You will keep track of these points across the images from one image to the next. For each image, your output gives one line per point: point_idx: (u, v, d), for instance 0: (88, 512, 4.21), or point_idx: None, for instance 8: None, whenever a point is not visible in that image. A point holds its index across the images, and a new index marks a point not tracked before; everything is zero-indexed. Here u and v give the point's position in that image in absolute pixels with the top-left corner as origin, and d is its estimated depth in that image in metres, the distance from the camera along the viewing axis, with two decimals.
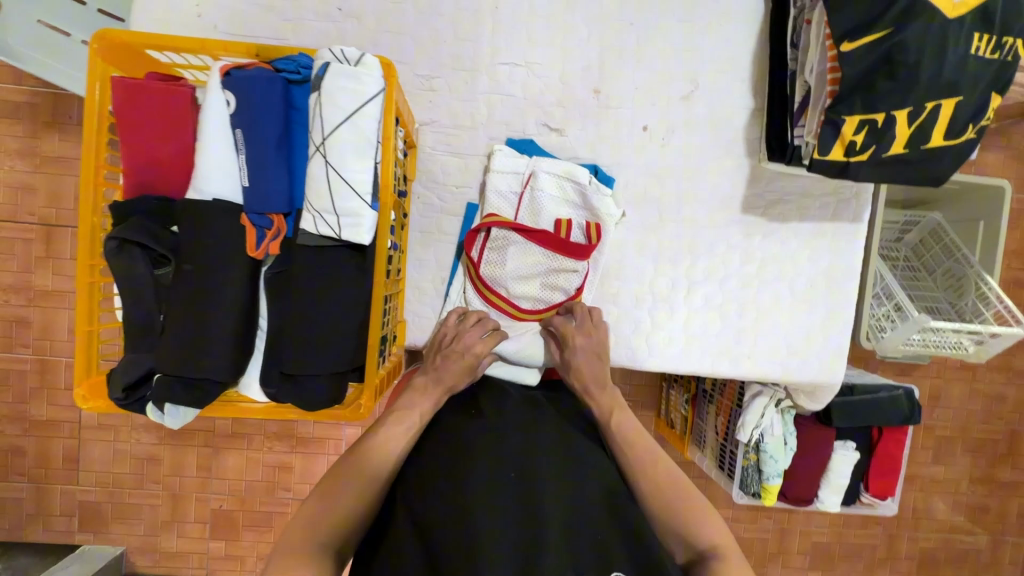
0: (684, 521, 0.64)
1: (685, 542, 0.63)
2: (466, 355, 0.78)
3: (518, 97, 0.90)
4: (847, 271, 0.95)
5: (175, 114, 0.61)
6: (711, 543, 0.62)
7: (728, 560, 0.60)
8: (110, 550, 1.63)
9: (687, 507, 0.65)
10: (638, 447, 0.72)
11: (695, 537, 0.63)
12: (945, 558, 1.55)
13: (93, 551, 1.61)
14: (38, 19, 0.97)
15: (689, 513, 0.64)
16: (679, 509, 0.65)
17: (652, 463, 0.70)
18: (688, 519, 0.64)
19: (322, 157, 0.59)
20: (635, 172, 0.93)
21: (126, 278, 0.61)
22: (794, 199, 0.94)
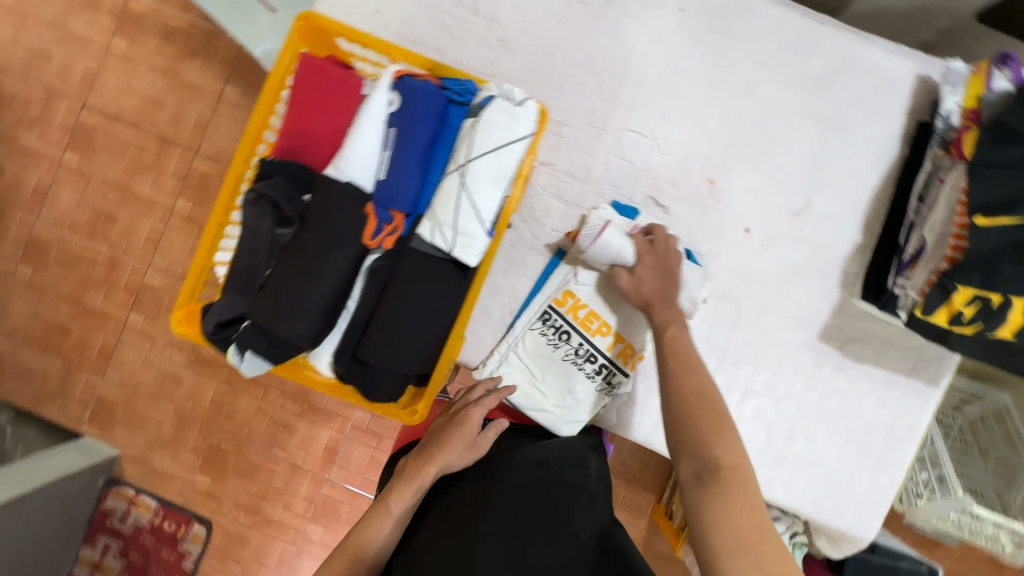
0: (700, 433, 0.67)
1: (697, 457, 0.66)
2: (467, 431, 0.78)
3: (635, 165, 0.93)
4: (908, 431, 0.92)
5: (345, 99, 0.67)
6: (721, 458, 0.65)
7: (731, 484, 0.63)
8: (105, 450, 1.69)
9: (707, 424, 0.68)
10: (680, 363, 0.74)
11: (708, 452, 0.66)
12: None
13: (92, 446, 1.68)
14: None
15: (711, 426, 0.68)
16: (700, 425, 0.68)
17: (681, 374, 0.73)
18: (700, 429, 0.68)
19: (460, 176, 0.62)
20: (725, 267, 0.93)
21: (250, 228, 0.66)
22: (875, 342, 0.92)
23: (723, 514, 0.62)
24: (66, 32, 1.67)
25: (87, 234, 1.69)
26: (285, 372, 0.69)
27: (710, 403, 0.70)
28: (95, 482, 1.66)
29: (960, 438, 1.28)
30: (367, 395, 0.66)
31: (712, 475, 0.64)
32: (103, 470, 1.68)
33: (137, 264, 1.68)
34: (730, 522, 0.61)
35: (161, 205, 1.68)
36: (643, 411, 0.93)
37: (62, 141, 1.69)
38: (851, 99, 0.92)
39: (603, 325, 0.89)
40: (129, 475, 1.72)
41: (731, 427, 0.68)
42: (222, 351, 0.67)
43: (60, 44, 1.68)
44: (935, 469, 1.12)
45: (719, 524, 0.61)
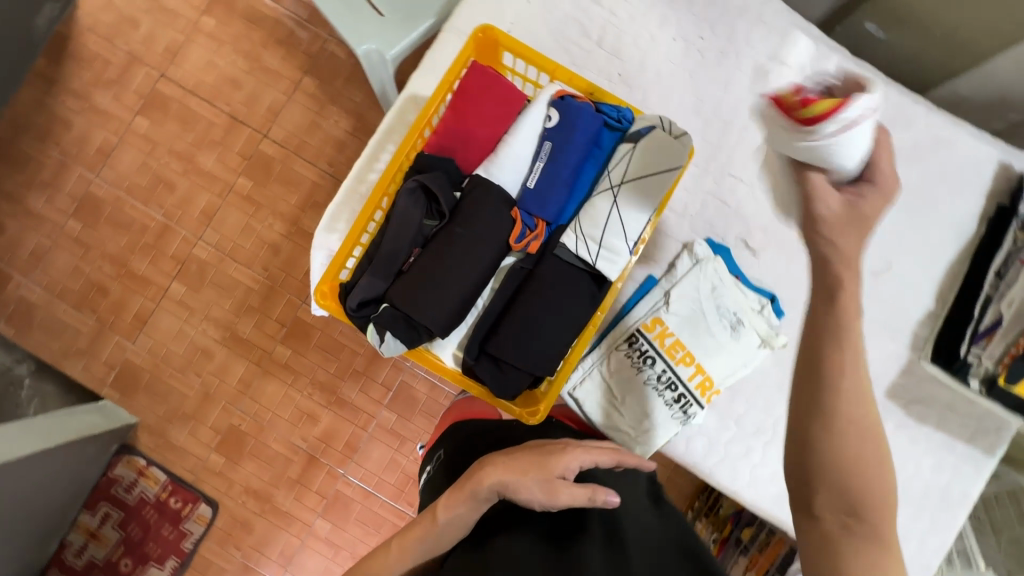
0: (857, 463, 0.62)
1: (842, 486, 0.63)
2: (548, 470, 0.70)
3: (731, 208, 0.98)
4: (962, 497, 0.95)
5: (507, 109, 0.72)
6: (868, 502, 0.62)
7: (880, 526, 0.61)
8: (126, 416, 1.62)
9: (868, 453, 0.63)
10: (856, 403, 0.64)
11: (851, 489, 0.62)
12: None
13: (113, 410, 1.61)
14: None
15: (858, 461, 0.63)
16: (848, 463, 0.63)
17: (829, 408, 0.64)
18: (859, 455, 0.63)
19: (613, 195, 0.68)
20: (805, 315, 0.98)
21: (402, 214, 0.69)
22: (938, 407, 0.97)
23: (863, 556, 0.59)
24: (156, 2, 1.70)
25: (143, 198, 1.68)
26: (412, 357, 0.73)
27: (868, 423, 0.63)
28: (109, 448, 1.59)
29: None
30: (492, 389, 0.69)
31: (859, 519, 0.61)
32: (120, 436, 1.61)
33: (190, 234, 1.67)
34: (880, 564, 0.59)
35: (222, 179, 1.68)
36: (711, 444, 0.96)
37: (134, 105, 1.69)
38: (936, 176, 0.98)
39: (687, 355, 0.93)
40: (144, 446, 1.65)
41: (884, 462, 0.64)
42: (359, 328, 0.70)
43: (149, 13, 1.70)
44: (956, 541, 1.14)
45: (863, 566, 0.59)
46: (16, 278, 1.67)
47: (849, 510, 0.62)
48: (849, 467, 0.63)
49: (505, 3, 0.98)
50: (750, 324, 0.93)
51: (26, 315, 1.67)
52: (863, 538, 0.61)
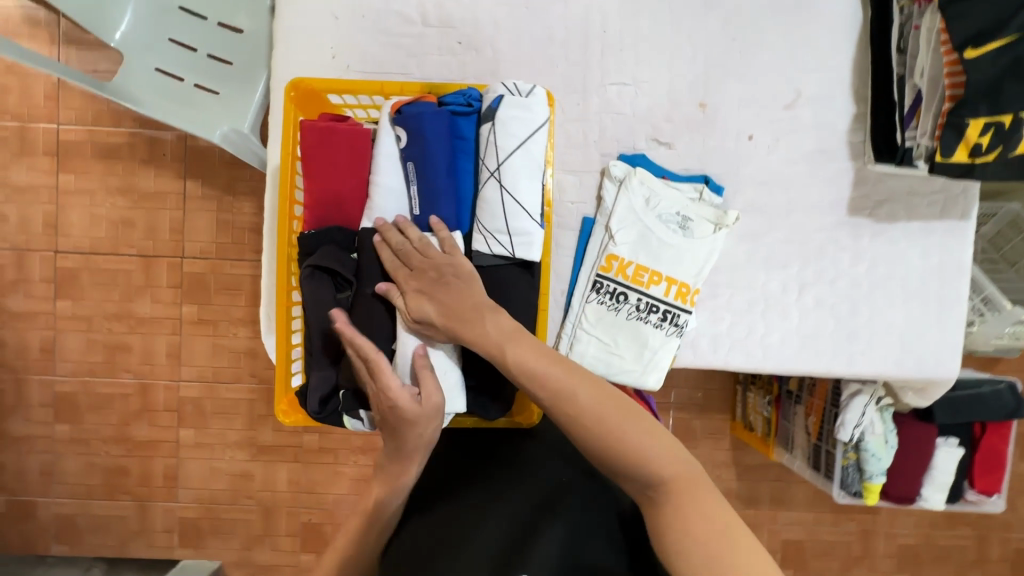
0: (631, 453, 0.57)
1: (637, 476, 0.58)
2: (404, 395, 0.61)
3: (628, 114, 0.95)
4: (957, 268, 0.96)
5: (359, 150, 0.68)
6: (663, 477, 0.57)
7: (681, 501, 0.56)
8: (205, 564, 1.67)
9: (654, 456, 0.57)
10: (553, 396, 0.59)
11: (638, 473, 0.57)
12: (946, 546, 1.78)
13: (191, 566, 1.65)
14: None
15: (646, 447, 0.58)
16: (643, 458, 0.57)
17: (591, 427, 0.58)
18: (642, 449, 0.57)
19: (498, 181, 0.64)
20: (742, 179, 0.96)
21: (313, 301, 0.67)
22: (901, 198, 0.96)
23: (683, 525, 0.55)
24: (9, 187, 1.58)
25: (108, 372, 1.64)
26: None
27: (646, 428, 0.58)
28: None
29: (987, 260, 1.26)
30: (484, 416, 0.69)
31: (660, 493, 0.58)
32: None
33: (168, 382, 1.64)
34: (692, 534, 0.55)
35: (168, 318, 1.63)
36: (717, 339, 0.97)
37: (49, 293, 1.62)
38: None
39: (654, 274, 0.92)
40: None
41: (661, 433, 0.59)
42: (335, 425, 0.67)
43: (10, 200, 1.60)
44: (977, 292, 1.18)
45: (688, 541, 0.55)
46: (40, 500, 1.67)
47: (652, 486, 0.58)
48: (632, 461, 0.57)
49: (317, 32, 0.92)
50: (697, 215, 0.92)
51: (73, 525, 1.69)
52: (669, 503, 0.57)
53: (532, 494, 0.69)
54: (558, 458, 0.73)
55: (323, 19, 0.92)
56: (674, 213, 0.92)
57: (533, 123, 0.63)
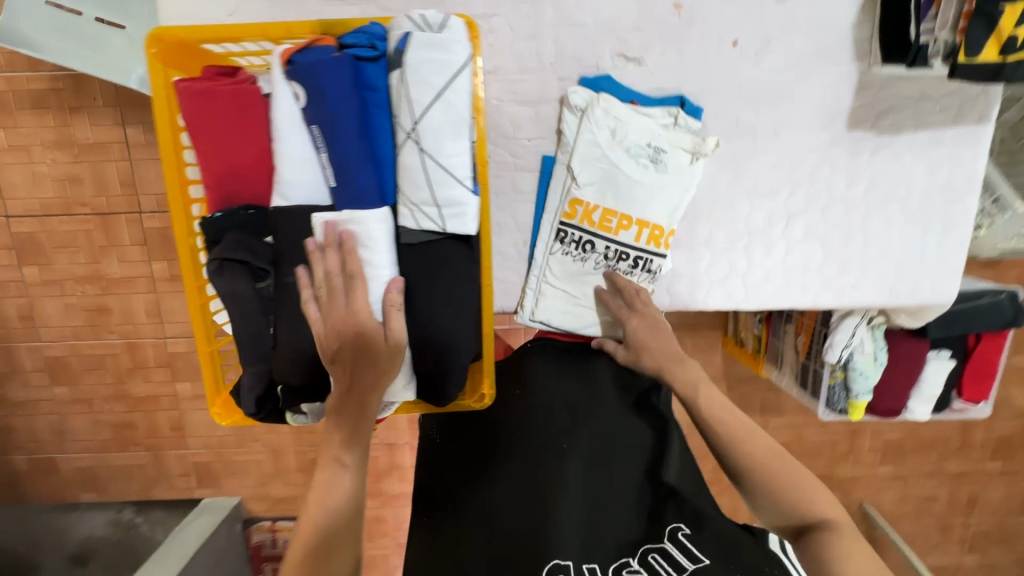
0: (785, 488, 0.68)
1: (791, 511, 0.67)
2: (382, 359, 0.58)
3: (589, 26, 0.79)
4: (966, 182, 0.86)
5: (250, 114, 0.57)
6: (819, 514, 0.66)
7: (832, 538, 0.64)
8: (228, 501, 1.55)
9: (807, 495, 0.67)
10: (727, 431, 0.72)
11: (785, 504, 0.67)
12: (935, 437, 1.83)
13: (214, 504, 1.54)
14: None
15: (793, 480, 0.68)
16: (781, 478, 0.68)
17: (746, 442, 0.71)
18: (800, 495, 0.67)
19: (416, 144, 0.53)
20: (724, 96, 0.82)
21: (230, 295, 0.59)
22: (910, 104, 0.83)
23: (835, 559, 0.62)
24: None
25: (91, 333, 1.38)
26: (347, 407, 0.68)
27: (781, 458, 0.70)
28: (233, 529, 1.53)
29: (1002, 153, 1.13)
30: (434, 401, 0.64)
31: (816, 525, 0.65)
32: (237, 516, 1.55)
33: (166, 337, 1.40)
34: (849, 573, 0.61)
35: (141, 275, 1.34)
36: (695, 281, 0.90)
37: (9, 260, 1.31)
38: None
39: (624, 218, 0.83)
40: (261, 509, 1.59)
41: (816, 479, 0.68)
42: (279, 422, 0.65)
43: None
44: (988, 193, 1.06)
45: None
46: (59, 458, 1.48)
47: (805, 519, 0.66)
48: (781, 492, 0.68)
49: None
50: (671, 144, 0.81)
51: (92, 475, 1.54)
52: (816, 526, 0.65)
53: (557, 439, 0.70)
54: (574, 398, 0.76)
55: None
56: (646, 145, 0.80)
57: (453, 65, 0.51)
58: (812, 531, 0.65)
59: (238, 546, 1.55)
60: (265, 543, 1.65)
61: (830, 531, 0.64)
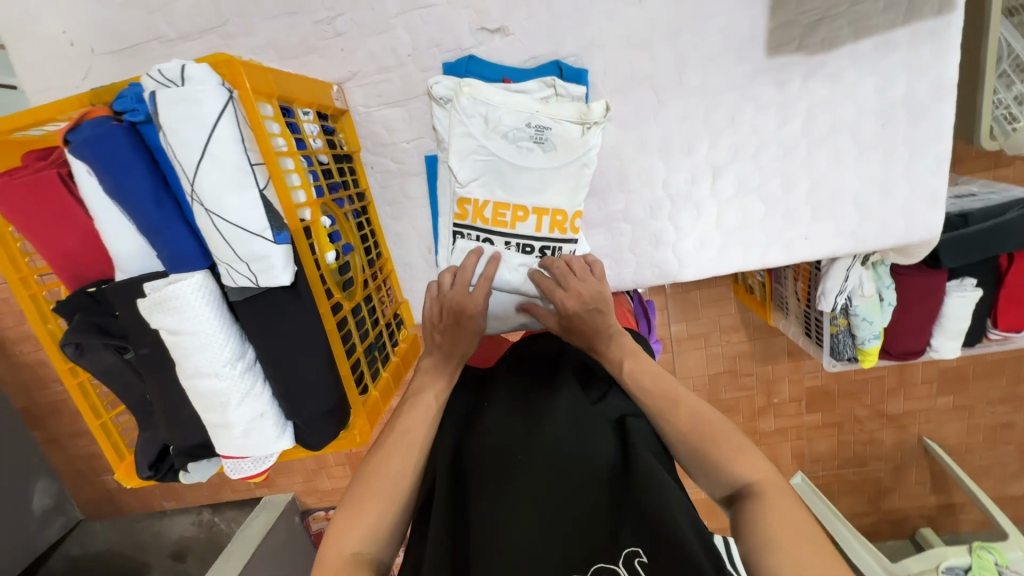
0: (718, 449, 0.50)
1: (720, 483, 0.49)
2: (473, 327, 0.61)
3: (440, 3, 0.71)
4: (935, 89, 0.69)
5: (60, 200, 0.56)
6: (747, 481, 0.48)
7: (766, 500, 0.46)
8: (282, 497, 1.64)
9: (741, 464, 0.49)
10: (658, 400, 0.55)
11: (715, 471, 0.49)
12: None
13: (273, 500, 1.63)
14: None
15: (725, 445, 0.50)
16: (697, 439, 0.51)
17: (670, 410, 0.54)
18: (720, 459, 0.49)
19: (201, 205, 0.50)
20: (611, 49, 0.71)
21: (102, 372, 0.61)
22: (843, 10, 0.67)
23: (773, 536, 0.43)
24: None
25: None
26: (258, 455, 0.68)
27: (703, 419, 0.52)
28: (294, 522, 1.64)
29: None
30: (313, 447, 0.63)
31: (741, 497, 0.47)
32: (294, 509, 1.65)
33: None
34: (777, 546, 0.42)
35: None
36: (619, 259, 0.81)
37: None
38: None
39: (519, 210, 0.74)
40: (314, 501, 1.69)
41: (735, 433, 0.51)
42: (177, 479, 0.67)
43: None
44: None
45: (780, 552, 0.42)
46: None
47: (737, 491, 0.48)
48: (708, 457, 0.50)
49: (37, 16, 0.74)
50: (554, 119, 0.72)
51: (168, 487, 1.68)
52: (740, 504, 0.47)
53: (478, 464, 0.50)
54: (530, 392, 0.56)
55: None
56: (524, 125, 0.72)
57: (212, 116, 0.48)
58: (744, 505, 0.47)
59: (302, 535, 1.66)
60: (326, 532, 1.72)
61: (765, 504, 0.45)
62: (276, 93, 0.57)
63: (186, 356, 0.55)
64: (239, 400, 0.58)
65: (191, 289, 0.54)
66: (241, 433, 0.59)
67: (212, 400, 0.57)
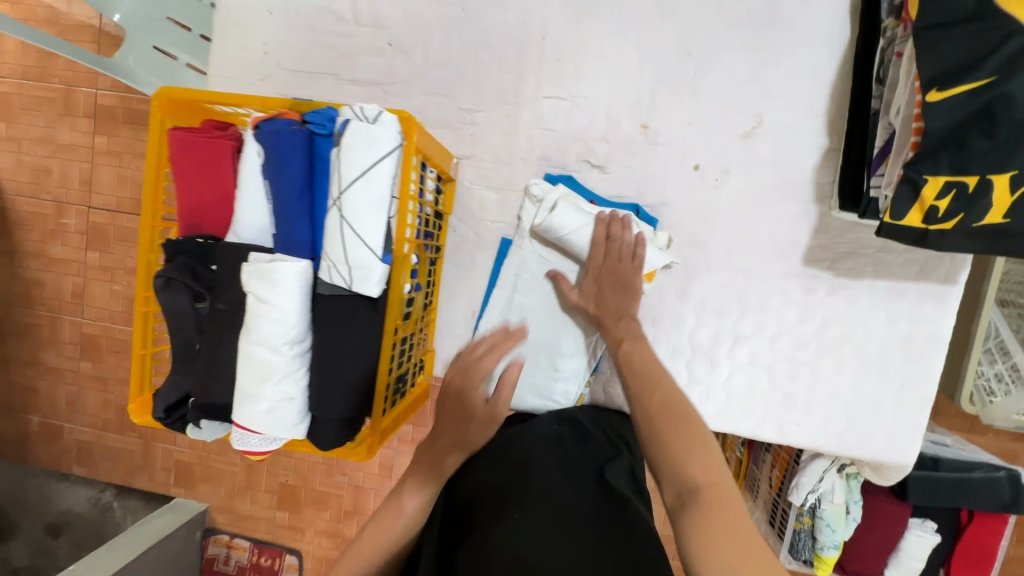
0: (664, 447, 0.59)
1: (672, 478, 0.57)
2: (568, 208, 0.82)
3: (561, 131, 0.87)
4: (932, 341, 0.82)
5: (220, 165, 0.67)
6: (694, 482, 0.55)
7: (707, 507, 0.53)
8: (194, 505, 1.57)
9: (688, 463, 0.57)
10: (635, 378, 0.67)
11: (675, 467, 0.57)
12: None
13: (181, 504, 1.57)
14: (155, 44, 0.92)
15: (676, 444, 0.59)
16: (659, 433, 0.60)
17: (644, 391, 0.65)
18: (680, 456, 0.58)
19: (338, 211, 0.60)
20: (683, 213, 0.86)
21: (171, 310, 0.68)
22: (871, 252, 0.82)
23: (704, 531, 0.52)
24: (30, 138, 1.50)
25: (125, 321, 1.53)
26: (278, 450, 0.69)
27: (684, 417, 0.61)
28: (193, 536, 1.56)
29: None
30: (317, 445, 0.67)
31: (691, 500, 0.54)
32: (199, 523, 1.57)
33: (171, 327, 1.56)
34: (702, 540, 0.51)
35: None
36: None
37: (82, 244, 1.50)
38: None
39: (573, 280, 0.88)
40: (224, 521, 1.61)
41: (700, 430, 0.60)
42: (181, 431, 0.70)
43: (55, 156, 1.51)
44: (1005, 358, 1.02)
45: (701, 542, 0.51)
46: (65, 426, 1.58)
47: (685, 493, 0.56)
48: (660, 439, 0.60)
49: (250, 28, 0.92)
50: None
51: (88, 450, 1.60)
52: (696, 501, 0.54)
53: (483, 482, 0.64)
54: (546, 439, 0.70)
55: (257, 13, 0.91)
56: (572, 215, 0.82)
57: (378, 153, 0.59)
58: (688, 501, 0.54)
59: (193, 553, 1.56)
60: (219, 560, 1.62)
61: (707, 512, 0.53)
62: (423, 151, 0.70)
63: (261, 324, 0.62)
64: (280, 378, 0.63)
65: (293, 270, 0.62)
66: (269, 406, 0.63)
67: (257, 369, 0.62)
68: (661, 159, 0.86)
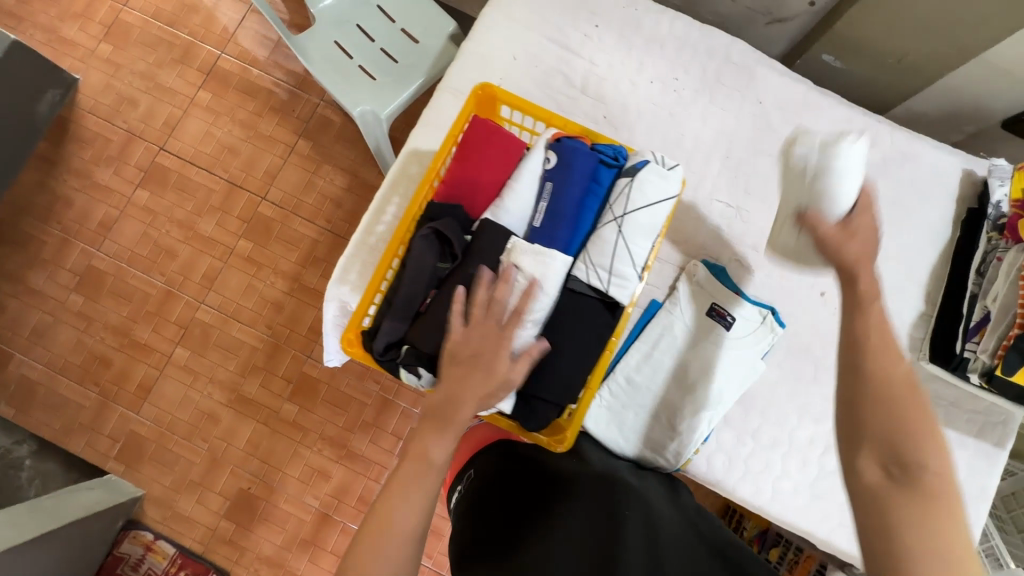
0: (901, 427, 0.64)
1: (898, 456, 0.63)
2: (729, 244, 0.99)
3: (724, 231, 1.04)
4: (982, 492, 0.97)
5: (508, 157, 0.79)
6: (923, 466, 0.61)
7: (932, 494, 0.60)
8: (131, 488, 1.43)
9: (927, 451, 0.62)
10: (877, 352, 0.69)
11: (903, 448, 0.63)
12: None
13: (116, 483, 1.42)
14: None
15: (916, 428, 0.64)
16: (896, 417, 0.65)
17: (891, 369, 0.67)
18: (917, 446, 0.63)
19: (618, 226, 0.73)
20: (805, 327, 1.02)
21: (418, 260, 0.73)
22: (945, 404, 1.00)
23: (922, 522, 0.59)
24: (137, 76, 1.61)
25: (144, 268, 1.55)
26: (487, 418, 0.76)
27: (923, 408, 0.65)
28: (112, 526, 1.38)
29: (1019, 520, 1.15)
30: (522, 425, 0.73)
31: (916, 491, 0.61)
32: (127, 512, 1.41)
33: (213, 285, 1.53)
34: (931, 530, 0.59)
35: (222, 244, 1.56)
36: (732, 461, 0.98)
37: (134, 178, 1.59)
38: (909, 187, 1.05)
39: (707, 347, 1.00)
40: (152, 517, 1.44)
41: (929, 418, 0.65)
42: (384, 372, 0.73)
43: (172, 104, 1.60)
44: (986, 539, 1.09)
45: (919, 529, 0.59)
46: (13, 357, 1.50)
47: (905, 475, 0.62)
48: (896, 415, 0.65)
49: (492, 62, 1.06)
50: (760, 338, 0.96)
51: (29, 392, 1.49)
52: (905, 485, 0.61)
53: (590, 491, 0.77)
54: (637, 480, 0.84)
55: (502, 54, 1.06)
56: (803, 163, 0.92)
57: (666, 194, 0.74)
58: (916, 486, 0.61)
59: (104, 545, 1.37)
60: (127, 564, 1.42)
61: (930, 505, 0.60)
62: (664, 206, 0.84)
63: (534, 297, 0.70)
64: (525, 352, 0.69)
65: (562, 262, 0.71)
66: None
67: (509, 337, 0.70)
68: (796, 279, 1.03)
